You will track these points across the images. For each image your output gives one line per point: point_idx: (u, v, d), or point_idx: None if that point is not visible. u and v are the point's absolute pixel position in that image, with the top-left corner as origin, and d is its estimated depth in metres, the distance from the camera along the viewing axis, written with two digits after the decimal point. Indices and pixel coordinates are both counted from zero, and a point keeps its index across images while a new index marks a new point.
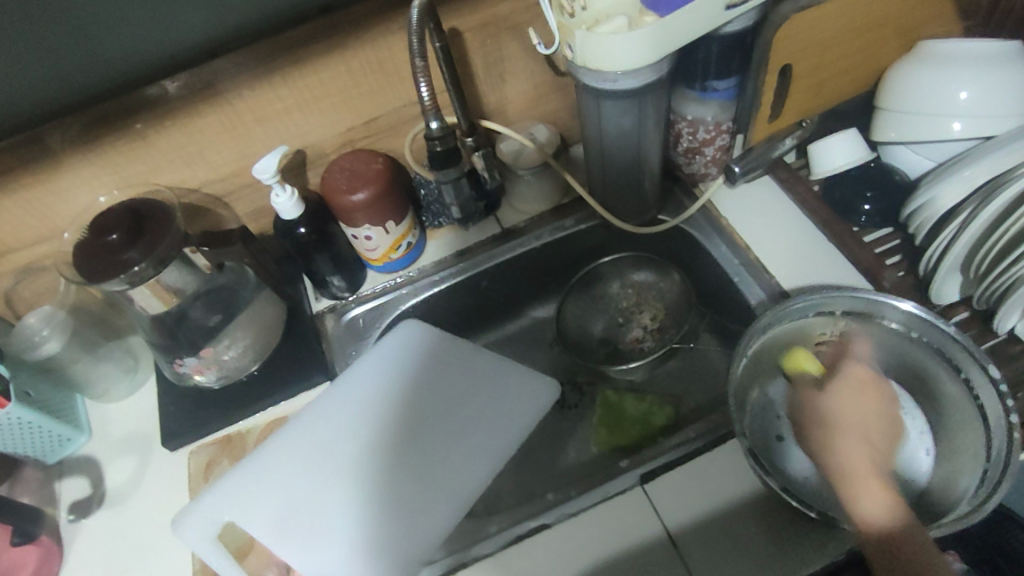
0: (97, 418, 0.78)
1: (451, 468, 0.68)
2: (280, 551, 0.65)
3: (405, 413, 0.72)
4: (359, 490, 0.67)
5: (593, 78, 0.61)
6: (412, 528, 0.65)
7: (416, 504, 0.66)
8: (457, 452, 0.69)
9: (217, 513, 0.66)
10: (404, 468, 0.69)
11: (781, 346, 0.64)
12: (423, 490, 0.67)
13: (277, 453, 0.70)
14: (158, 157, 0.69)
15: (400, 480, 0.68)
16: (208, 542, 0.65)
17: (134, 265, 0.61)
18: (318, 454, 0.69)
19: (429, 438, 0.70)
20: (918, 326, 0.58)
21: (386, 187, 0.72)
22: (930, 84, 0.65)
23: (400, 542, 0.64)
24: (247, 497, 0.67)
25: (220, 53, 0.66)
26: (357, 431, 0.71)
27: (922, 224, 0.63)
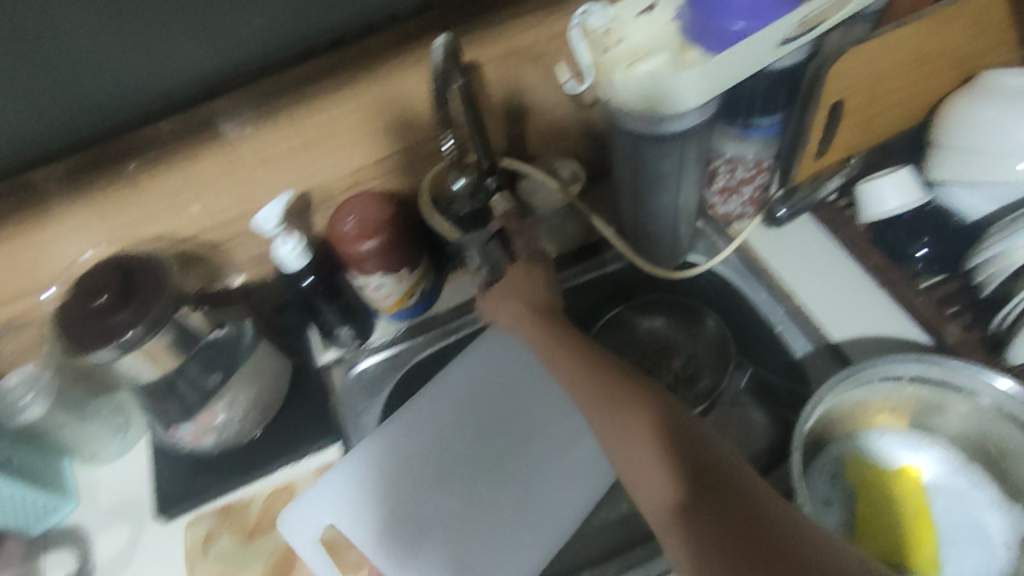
0: (85, 483, 0.71)
1: (552, 484, 0.66)
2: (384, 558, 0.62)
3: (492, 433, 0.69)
4: (453, 516, 0.65)
5: (632, 119, 0.56)
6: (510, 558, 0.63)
7: (509, 533, 0.64)
8: (552, 476, 0.67)
9: (319, 514, 0.63)
10: (495, 493, 0.66)
11: (880, 402, 0.58)
12: (517, 517, 0.65)
13: (359, 472, 0.66)
14: (151, 203, 0.63)
15: (494, 506, 0.66)
16: (309, 543, 0.62)
17: (126, 330, 0.55)
18: (405, 476, 0.66)
19: (521, 459, 0.68)
20: (1008, 405, 0.52)
21: (399, 234, 0.67)
22: (995, 122, 0.59)
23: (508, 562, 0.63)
24: (351, 499, 0.65)
25: (219, 91, 0.59)
26: (443, 451, 0.68)
27: (991, 277, 0.59)
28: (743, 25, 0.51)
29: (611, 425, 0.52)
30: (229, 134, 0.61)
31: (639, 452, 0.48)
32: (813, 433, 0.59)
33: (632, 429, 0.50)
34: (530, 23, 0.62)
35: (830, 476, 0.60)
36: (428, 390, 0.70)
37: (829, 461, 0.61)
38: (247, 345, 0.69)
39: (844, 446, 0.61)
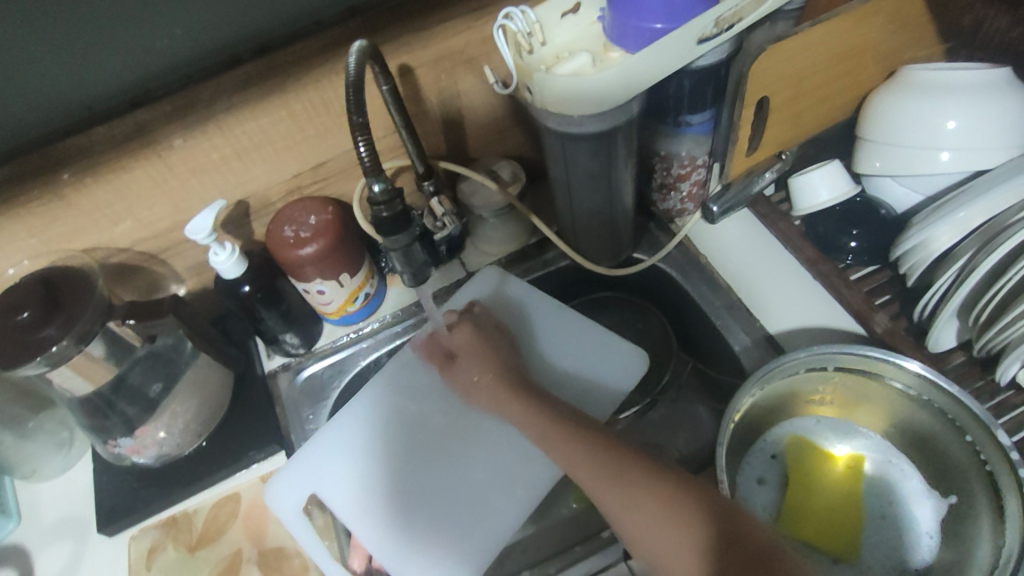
0: (27, 501, 0.70)
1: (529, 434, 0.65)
2: (362, 524, 0.63)
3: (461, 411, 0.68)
4: (423, 496, 0.64)
5: (555, 121, 0.56)
6: (479, 536, 0.61)
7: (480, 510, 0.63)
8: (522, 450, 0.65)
9: (301, 484, 0.66)
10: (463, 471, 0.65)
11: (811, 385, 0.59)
12: (483, 492, 0.63)
13: (334, 459, 0.66)
14: (79, 218, 0.61)
15: (463, 484, 0.64)
16: (293, 512, 0.64)
17: (53, 344, 0.55)
18: (379, 460, 0.66)
19: (491, 430, 0.66)
20: (924, 389, 0.54)
21: (339, 239, 0.66)
22: (916, 114, 0.60)
23: (485, 516, 0.62)
24: (329, 468, 0.66)
25: (142, 102, 0.58)
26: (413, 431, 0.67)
27: (914, 266, 0.60)
28: (660, 24, 0.52)
29: (637, 513, 0.47)
30: (163, 144, 0.59)
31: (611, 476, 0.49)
32: (753, 418, 0.59)
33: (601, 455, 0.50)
34: (460, 26, 0.62)
35: (771, 457, 0.61)
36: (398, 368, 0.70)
37: (772, 441, 0.61)
38: (188, 355, 0.68)
39: (789, 427, 0.61)
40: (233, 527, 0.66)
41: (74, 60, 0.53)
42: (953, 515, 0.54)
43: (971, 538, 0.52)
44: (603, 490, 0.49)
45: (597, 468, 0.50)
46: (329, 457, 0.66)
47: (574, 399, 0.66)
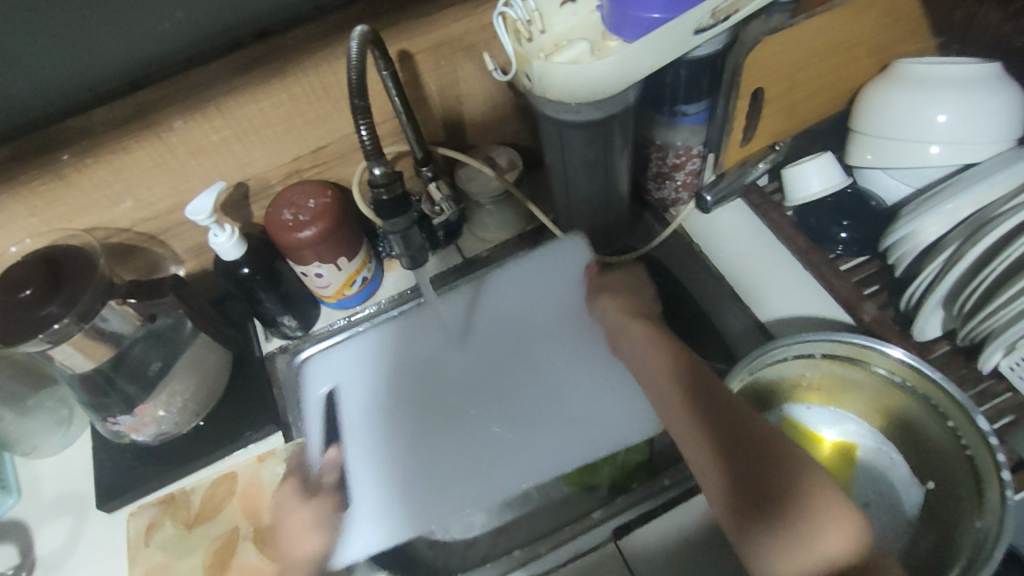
0: (27, 478, 0.71)
1: (551, 423, 0.65)
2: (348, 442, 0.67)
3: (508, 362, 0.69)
4: (434, 447, 0.66)
5: (551, 108, 0.58)
6: (455, 493, 0.63)
7: (472, 478, 0.63)
8: (547, 438, 0.64)
9: (317, 387, 0.70)
10: (484, 433, 0.66)
11: (798, 372, 0.60)
12: (478, 447, 0.65)
13: (358, 377, 0.70)
14: (80, 198, 0.62)
15: (461, 431, 0.66)
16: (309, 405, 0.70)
17: (54, 321, 0.56)
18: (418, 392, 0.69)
19: (514, 390, 0.68)
20: (904, 373, 0.55)
21: (337, 223, 0.67)
22: (907, 108, 0.61)
23: (464, 479, 0.63)
24: (348, 380, 0.70)
25: (143, 83, 0.59)
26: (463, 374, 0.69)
27: (901, 257, 0.61)
28: (659, 14, 0.51)
29: (702, 446, 0.49)
30: (162, 125, 0.60)
31: (697, 412, 0.50)
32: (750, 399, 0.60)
33: (697, 396, 0.51)
34: (459, 12, 0.63)
35: None
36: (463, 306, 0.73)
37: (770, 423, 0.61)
38: (188, 336, 0.69)
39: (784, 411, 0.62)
40: (229, 505, 0.67)
41: (77, 40, 0.53)
42: (933, 500, 0.56)
43: (948, 521, 0.53)
44: (675, 392, 0.53)
45: (702, 384, 0.52)
46: (358, 371, 0.70)
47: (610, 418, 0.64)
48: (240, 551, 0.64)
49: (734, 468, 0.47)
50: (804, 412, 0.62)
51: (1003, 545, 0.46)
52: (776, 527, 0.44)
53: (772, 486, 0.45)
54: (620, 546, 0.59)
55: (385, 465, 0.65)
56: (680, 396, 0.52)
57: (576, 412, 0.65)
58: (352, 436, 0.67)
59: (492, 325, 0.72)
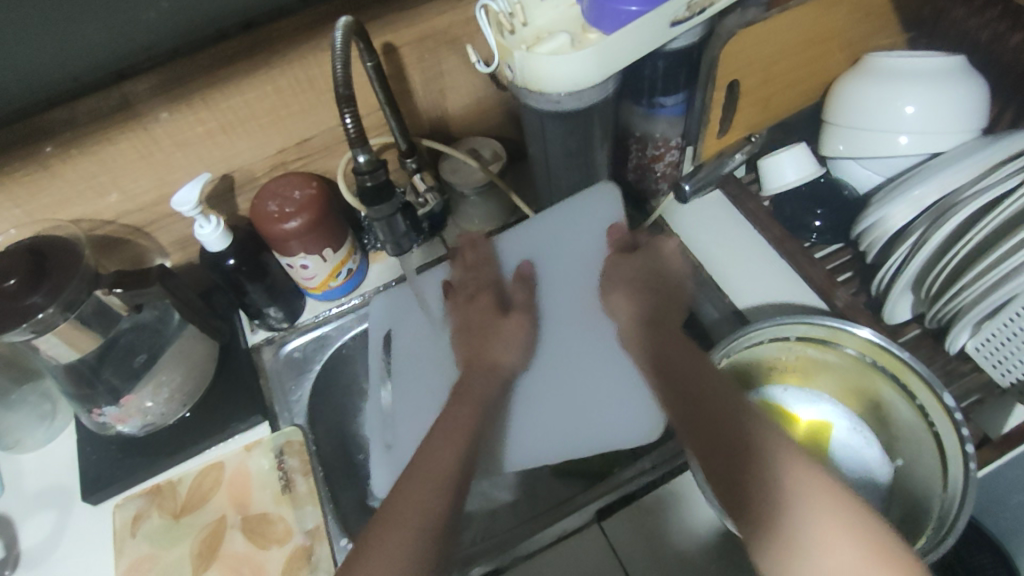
0: (10, 472, 0.70)
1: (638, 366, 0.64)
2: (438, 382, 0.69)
3: (575, 318, 0.69)
4: (550, 388, 0.66)
5: (534, 100, 0.59)
6: (567, 428, 0.64)
7: (581, 424, 0.63)
8: (614, 390, 0.64)
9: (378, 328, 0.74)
10: (590, 377, 0.65)
11: (773, 356, 0.62)
12: (580, 387, 0.65)
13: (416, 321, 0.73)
14: (65, 189, 0.62)
15: (569, 369, 0.66)
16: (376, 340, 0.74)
17: (39, 311, 0.56)
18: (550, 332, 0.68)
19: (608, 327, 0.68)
20: (871, 352, 0.57)
21: (322, 214, 0.67)
22: (877, 99, 0.63)
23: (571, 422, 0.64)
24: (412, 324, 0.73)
25: (128, 74, 0.59)
26: (569, 316, 0.69)
27: (873, 242, 0.63)
28: (636, 7, 0.53)
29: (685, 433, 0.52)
30: (147, 116, 0.60)
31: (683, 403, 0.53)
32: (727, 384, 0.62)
33: (685, 389, 0.54)
34: (443, 6, 0.64)
35: None
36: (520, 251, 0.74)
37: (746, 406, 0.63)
38: (174, 328, 0.69)
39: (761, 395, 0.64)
40: (217, 495, 0.67)
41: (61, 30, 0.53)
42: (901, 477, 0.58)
43: (917, 496, 0.55)
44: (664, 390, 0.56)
45: (687, 378, 0.55)
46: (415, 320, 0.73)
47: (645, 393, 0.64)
48: (228, 540, 0.64)
49: (714, 464, 0.48)
50: (780, 395, 0.64)
51: (968, 513, 0.48)
52: (773, 542, 0.44)
53: (742, 473, 0.47)
54: (603, 526, 0.60)
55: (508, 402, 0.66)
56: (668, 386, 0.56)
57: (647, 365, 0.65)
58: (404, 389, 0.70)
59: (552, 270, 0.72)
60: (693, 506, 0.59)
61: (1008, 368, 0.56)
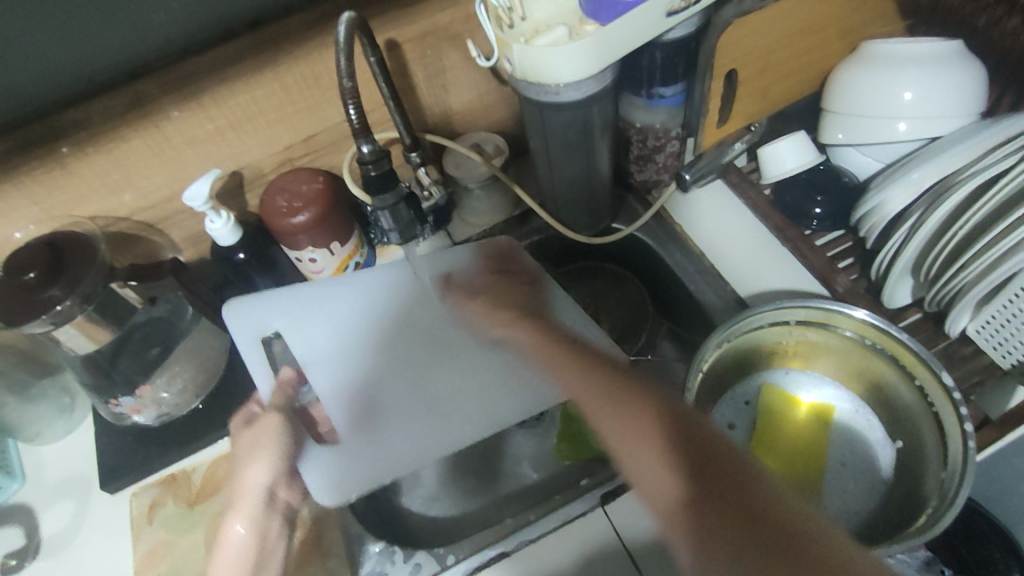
0: (31, 463, 0.72)
1: (501, 385, 0.67)
2: (324, 384, 0.66)
3: (470, 345, 0.70)
4: (360, 411, 0.66)
5: (533, 92, 0.61)
6: (399, 440, 0.64)
7: (380, 440, 0.64)
8: (472, 396, 0.67)
9: (270, 322, 0.68)
10: (420, 393, 0.67)
11: (770, 345, 0.64)
12: (429, 402, 0.67)
13: (316, 325, 0.69)
14: (82, 186, 0.64)
15: (433, 382, 0.68)
16: (253, 344, 0.67)
17: (57, 303, 0.58)
18: (363, 348, 0.69)
19: (476, 358, 0.69)
20: (870, 334, 0.58)
21: (329, 208, 0.69)
22: (875, 85, 0.64)
23: (388, 436, 0.65)
24: (301, 330, 0.68)
25: (140, 73, 0.61)
26: (412, 340, 0.70)
27: (872, 227, 0.64)
28: None
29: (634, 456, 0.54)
30: (159, 115, 0.62)
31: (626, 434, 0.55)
32: (726, 369, 0.64)
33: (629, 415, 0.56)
34: (444, 2, 0.65)
35: (743, 404, 0.65)
36: (470, 276, 0.73)
37: (745, 390, 0.65)
38: (189, 322, 0.71)
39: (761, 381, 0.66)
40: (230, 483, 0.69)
41: (74, 33, 0.55)
42: (903, 458, 0.59)
43: (920, 475, 0.56)
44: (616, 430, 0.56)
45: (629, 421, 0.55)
46: (323, 341, 0.68)
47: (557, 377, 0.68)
48: None
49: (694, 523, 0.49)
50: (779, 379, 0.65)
51: (967, 487, 0.49)
52: None
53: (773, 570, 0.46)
54: (606, 510, 0.61)
55: (339, 403, 0.66)
56: (620, 428, 0.55)
57: (506, 374, 0.68)
58: (331, 401, 0.65)
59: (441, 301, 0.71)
60: None
61: (1008, 350, 0.57)
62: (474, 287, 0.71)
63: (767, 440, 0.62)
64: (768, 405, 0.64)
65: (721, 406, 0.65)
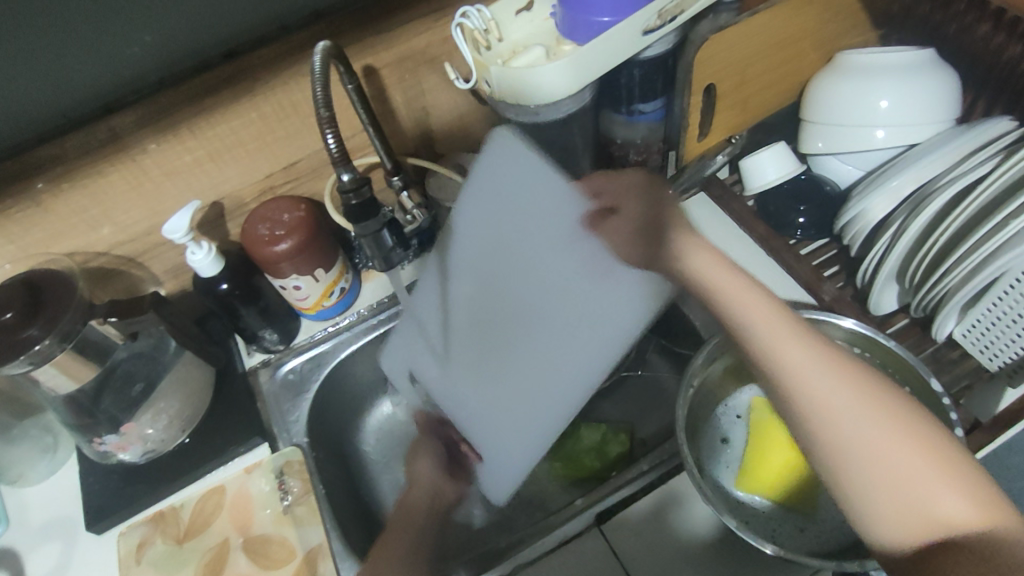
0: (13, 506, 0.70)
1: (567, 350, 0.60)
2: (443, 400, 0.67)
3: (524, 333, 0.62)
4: (475, 419, 0.64)
5: (512, 112, 0.61)
6: (512, 430, 0.61)
7: (495, 434, 0.62)
8: (552, 374, 0.60)
9: (397, 366, 0.73)
10: (511, 381, 0.61)
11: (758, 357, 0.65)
12: (523, 390, 0.60)
13: (413, 344, 0.71)
14: (59, 223, 0.63)
15: (519, 372, 0.61)
16: (404, 379, 0.73)
17: (35, 343, 0.57)
18: (450, 363, 0.67)
19: (536, 331, 0.61)
20: (861, 342, 0.59)
21: (312, 235, 0.68)
22: (851, 95, 0.64)
23: (502, 425, 0.62)
24: (411, 355, 0.71)
25: (116, 107, 0.61)
26: (474, 337, 0.65)
27: (855, 236, 0.64)
28: (608, 18, 0.55)
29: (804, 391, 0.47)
30: (135, 148, 0.61)
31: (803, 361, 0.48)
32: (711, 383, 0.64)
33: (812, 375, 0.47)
34: (420, 27, 0.65)
35: (735, 418, 0.65)
36: (487, 246, 0.64)
37: (737, 403, 0.66)
38: (171, 355, 0.70)
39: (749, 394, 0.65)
40: (219, 518, 0.67)
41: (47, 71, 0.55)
42: None
43: None
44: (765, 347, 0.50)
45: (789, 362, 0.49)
46: (425, 354, 0.69)
47: (631, 328, 0.59)
48: (230, 565, 0.64)
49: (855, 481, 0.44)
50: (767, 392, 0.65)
51: None
52: None
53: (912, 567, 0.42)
54: (604, 530, 0.60)
55: (462, 412, 0.65)
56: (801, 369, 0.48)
57: (579, 332, 0.60)
58: (452, 415, 0.66)
59: (485, 276, 0.64)
60: (691, 507, 0.60)
61: (995, 353, 0.57)
62: (504, 250, 0.63)
63: (761, 454, 0.60)
64: (756, 419, 0.62)
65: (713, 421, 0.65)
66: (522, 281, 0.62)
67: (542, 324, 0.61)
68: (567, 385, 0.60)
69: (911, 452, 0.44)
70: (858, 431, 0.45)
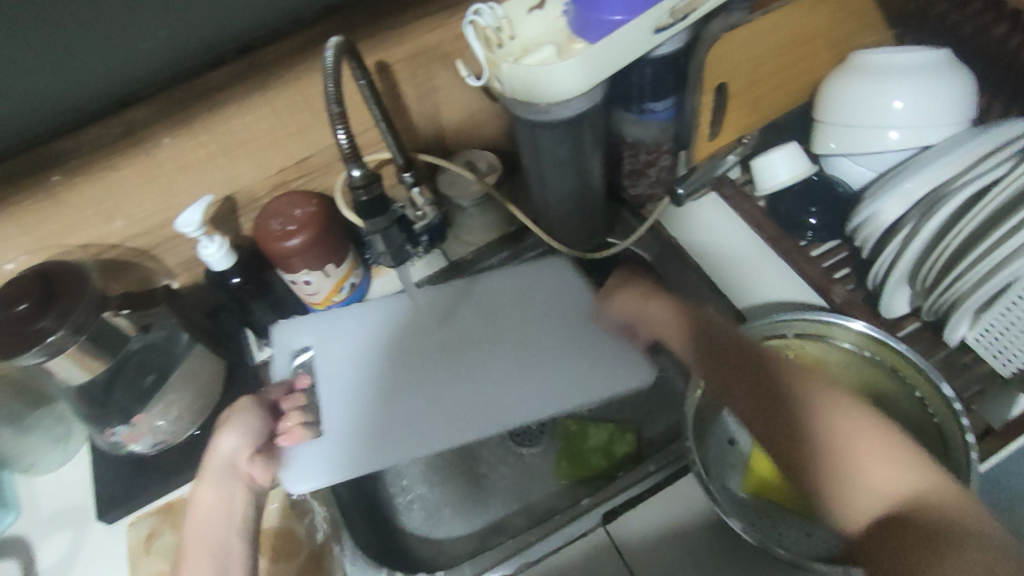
0: (26, 494, 0.72)
1: (524, 388, 0.68)
2: (326, 386, 0.71)
3: (484, 359, 0.71)
4: (365, 420, 0.68)
5: (523, 110, 0.60)
6: (404, 434, 0.67)
7: (387, 433, 0.67)
8: (502, 400, 0.68)
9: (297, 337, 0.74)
10: (449, 398, 0.68)
11: None
12: (466, 406, 0.68)
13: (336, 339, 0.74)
14: (73, 215, 0.63)
15: (465, 392, 0.69)
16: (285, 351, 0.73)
17: (49, 334, 0.58)
18: (365, 363, 0.72)
19: (502, 364, 0.70)
20: (871, 346, 0.58)
21: (322, 231, 0.68)
22: (864, 95, 0.64)
23: (395, 428, 0.67)
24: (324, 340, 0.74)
25: (131, 101, 0.61)
26: (420, 356, 0.72)
27: (867, 238, 0.63)
28: (619, 16, 0.55)
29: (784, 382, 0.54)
30: (152, 143, 0.62)
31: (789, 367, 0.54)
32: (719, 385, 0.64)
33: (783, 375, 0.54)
34: (432, 24, 0.66)
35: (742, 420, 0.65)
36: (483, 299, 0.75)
37: None
38: (183, 347, 0.71)
39: None
40: None
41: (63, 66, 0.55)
42: None
43: None
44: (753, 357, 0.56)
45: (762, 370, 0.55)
46: (337, 343, 0.73)
47: (599, 369, 0.68)
48: None
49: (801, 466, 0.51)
50: None
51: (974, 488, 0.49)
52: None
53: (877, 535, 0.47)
54: (609, 530, 0.60)
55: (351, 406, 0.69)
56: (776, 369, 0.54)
57: (548, 373, 0.69)
58: (331, 401, 0.70)
59: (459, 316, 0.74)
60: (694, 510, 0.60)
61: (1008, 358, 0.57)
62: (504, 305, 0.74)
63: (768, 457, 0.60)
64: None
65: (720, 423, 0.65)
66: (507, 330, 0.73)
67: (512, 364, 0.70)
68: (516, 412, 0.67)
69: (877, 443, 0.49)
70: (836, 422, 0.50)
